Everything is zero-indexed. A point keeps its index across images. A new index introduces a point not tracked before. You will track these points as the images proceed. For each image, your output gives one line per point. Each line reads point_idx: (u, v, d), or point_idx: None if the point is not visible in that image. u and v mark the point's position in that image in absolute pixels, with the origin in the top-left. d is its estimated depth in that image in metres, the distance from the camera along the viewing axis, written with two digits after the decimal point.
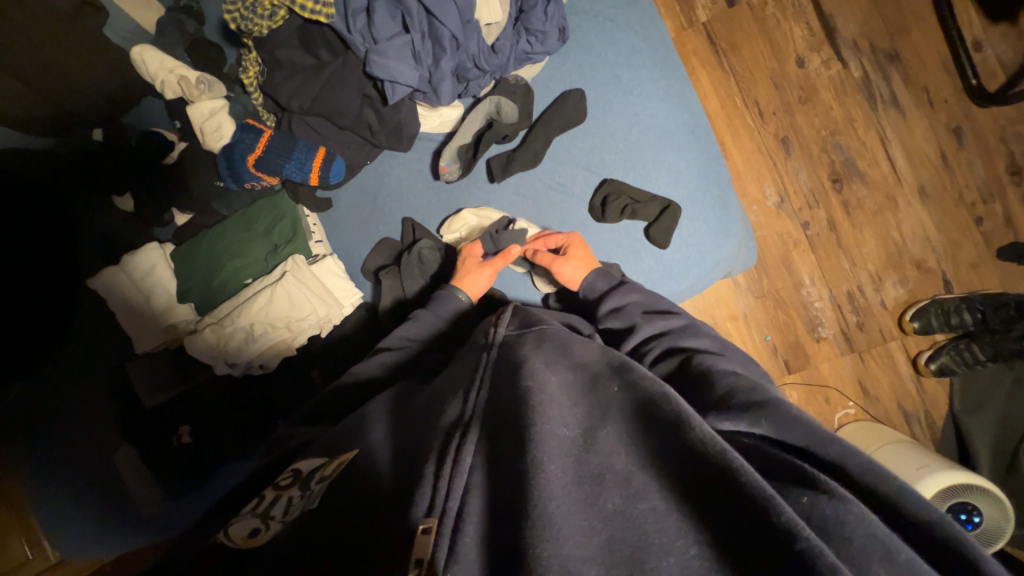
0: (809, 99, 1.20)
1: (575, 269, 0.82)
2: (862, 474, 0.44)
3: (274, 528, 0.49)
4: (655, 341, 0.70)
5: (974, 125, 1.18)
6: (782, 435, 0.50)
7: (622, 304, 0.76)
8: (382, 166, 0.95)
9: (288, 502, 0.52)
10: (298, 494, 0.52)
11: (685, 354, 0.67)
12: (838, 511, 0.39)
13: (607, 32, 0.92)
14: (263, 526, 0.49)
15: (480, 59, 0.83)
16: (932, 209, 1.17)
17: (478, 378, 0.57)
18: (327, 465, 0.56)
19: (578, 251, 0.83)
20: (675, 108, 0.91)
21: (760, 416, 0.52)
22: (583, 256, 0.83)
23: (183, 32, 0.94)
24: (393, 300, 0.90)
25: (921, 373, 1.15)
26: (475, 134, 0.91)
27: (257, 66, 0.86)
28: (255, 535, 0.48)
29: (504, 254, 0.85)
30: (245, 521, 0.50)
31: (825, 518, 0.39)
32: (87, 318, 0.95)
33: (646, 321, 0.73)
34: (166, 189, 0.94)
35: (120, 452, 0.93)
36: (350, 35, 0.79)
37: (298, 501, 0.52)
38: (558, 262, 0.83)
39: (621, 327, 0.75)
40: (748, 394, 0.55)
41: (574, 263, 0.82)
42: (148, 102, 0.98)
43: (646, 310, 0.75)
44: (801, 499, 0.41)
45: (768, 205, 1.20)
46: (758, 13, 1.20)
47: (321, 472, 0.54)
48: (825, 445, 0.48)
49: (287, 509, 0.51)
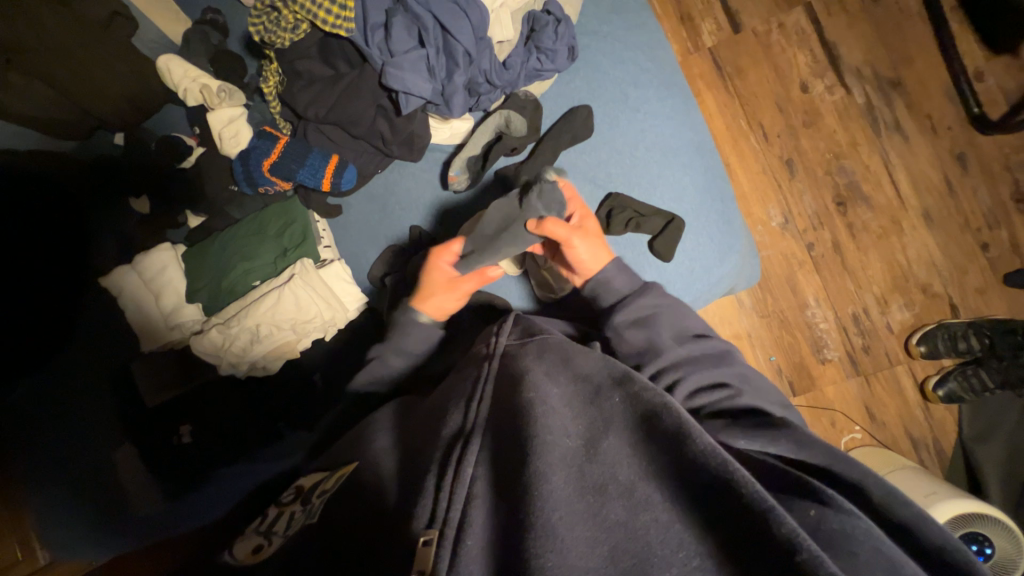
0: (813, 123, 1.22)
1: (592, 250, 0.76)
2: (879, 495, 0.44)
3: (275, 542, 0.55)
4: (677, 368, 0.69)
5: (977, 152, 1.19)
6: (799, 454, 0.51)
7: (649, 313, 0.74)
8: (392, 175, 0.96)
9: (289, 517, 0.59)
10: (298, 509, 0.59)
11: (713, 390, 0.66)
12: (844, 525, 0.38)
13: (615, 52, 0.95)
14: (265, 542, 0.56)
15: (492, 75, 0.86)
16: (937, 234, 1.18)
17: (479, 388, 0.56)
18: (328, 478, 0.61)
19: (592, 229, 0.78)
20: (680, 126, 0.93)
21: (781, 434, 0.53)
22: (598, 234, 0.78)
23: (206, 43, 0.97)
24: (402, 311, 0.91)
25: (929, 399, 1.13)
26: (484, 146, 0.92)
27: (276, 76, 0.90)
28: (257, 551, 0.55)
29: (480, 274, 0.82)
30: (251, 539, 0.57)
31: (832, 530, 0.38)
32: (95, 316, 0.96)
33: (674, 341, 0.71)
34: (182, 192, 0.97)
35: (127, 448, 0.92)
36: (368, 48, 0.82)
37: (298, 515, 0.58)
38: (578, 239, 0.75)
39: (644, 342, 0.72)
40: (767, 420, 0.56)
41: (591, 247, 0.76)
42: (169, 109, 1.02)
43: (668, 333, 0.73)
44: (807, 512, 0.40)
45: (773, 226, 1.21)
46: (763, 39, 1.23)
47: (321, 486, 0.60)
48: (844, 465, 0.47)
49: (287, 525, 0.57)
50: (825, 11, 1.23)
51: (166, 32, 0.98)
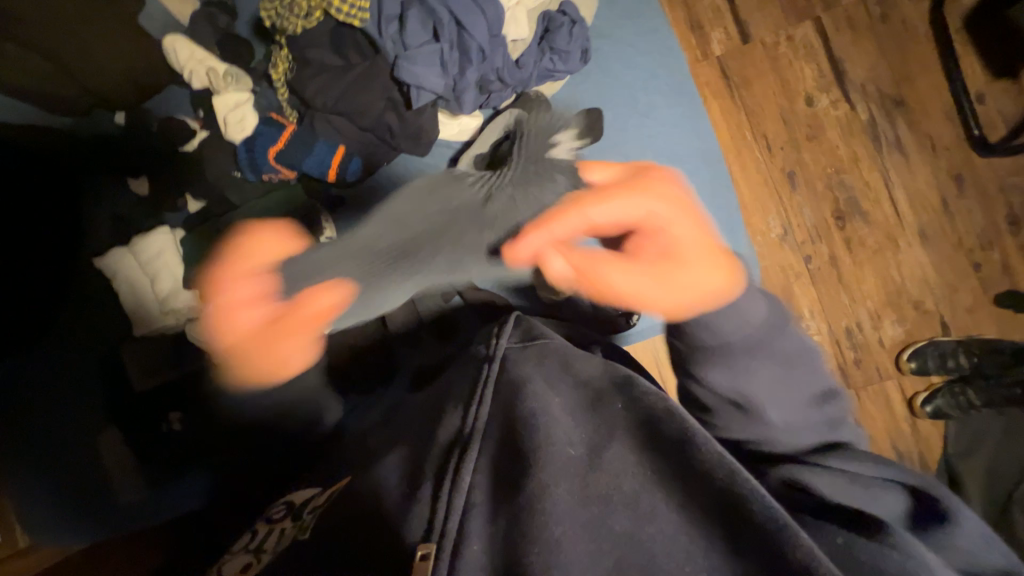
0: (816, 137, 1.23)
1: (683, 294, 0.55)
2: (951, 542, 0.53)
3: (263, 559, 0.56)
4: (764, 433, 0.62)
5: (974, 174, 1.21)
6: (861, 466, 0.60)
7: (750, 369, 0.60)
8: (397, 168, 0.95)
9: (279, 533, 0.59)
10: (289, 524, 0.59)
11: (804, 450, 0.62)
12: (875, 556, 0.43)
13: (627, 56, 0.95)
14: (254, 560, 0.57)
15: (504, 73, 0.86)
16: (931, 252, 1.20)
17: (479, 391, 0.56)
18: (321, 496, 0.61)
19: (684, 255, 0.55)
20: (687, 134, 0.93)
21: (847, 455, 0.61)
22: (692, 267, 0.55)
23: (213, 24, 0.95)
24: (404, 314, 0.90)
25: (916, 415, 1.15)
26: (493, 143, 0.90)
27: (286, 63, 0.88)
28: (248, 568, 0.56)
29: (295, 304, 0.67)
30: (238, 558, 0.59)
31: (858, 558, 0.43)
32: (87, 297, 0.95)
33: (768, 400, 0.61)
34: (183, 176, 0.95)
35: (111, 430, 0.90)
36: (381, 39, 0.82)
37: (290, 530, 0.58)
38: (656, 286, 0.55)
39: (733, 396, 0.61)
40: (821, 449, 0.62)
41: (687, 284, 0.55)
42: (172, 91, 0.99)
43: (770, 394, 0.60)
44: (835, 537, 0.46)
45: (772, 237, 1.21)
46: (771, 52, 1.24)
47: (313, 502, 0.61)
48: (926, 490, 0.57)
49: (277, 540, 0.58)
50: (833, 25, 1.23)
51: (172, 11, 0.97)
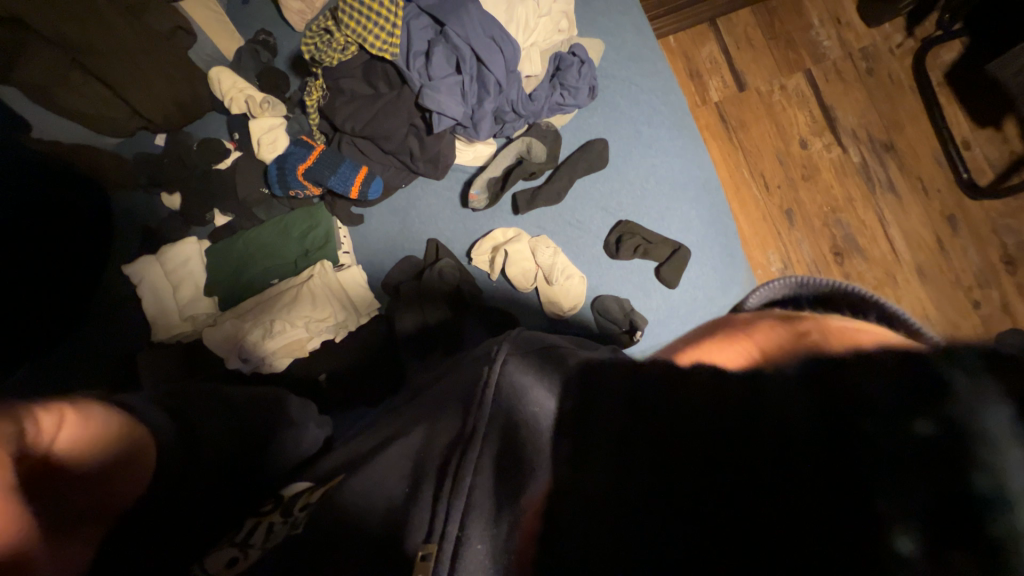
0: (811, 177, 1.29)
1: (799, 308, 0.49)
2: None
3: (250, 556, 0.52)
4: None
5: (966, 214, 1.26)
6: None
7: None
8: (415, 191, 1.01)
9: (268, 527, 0.55)
10: (279, 520, 0.56)
11: None
12: None
13: (631, 94, 1.02)
14: (241, 554, 0.53)
15: (518, 105, 0.94)
16: (930, 289, 1.23)
17: (482, 393, 0.51)
18: (314, 489, 0.58)
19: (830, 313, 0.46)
20: (689, 164, 0.99)
21: None
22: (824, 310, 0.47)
23: (256, 59, 1.06)
24: (415, 326, 0.92)
25: None
26: (505, 168, 0.98)
27: (320, 91, 0.97)
28: (233, 565, 0.52)
29: None
30: (223, 551, 0.54)
31: None
32: (110, 304, 0.98)
33: None
34: (213, 192, 1.01)
35: (55, 412, 0.42)
36: (408, 72, 0.89)
37: (279, 527, 0.55)
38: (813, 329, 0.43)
39: None
40: None
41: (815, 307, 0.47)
42: (211, 116, 1.08)
43: None
44: None
45: (772, 270, 1.26)
46: (766, 98, 1.33)
47: (303, 500, 0.56)
48: None
49: (266, 535, 0.54)
50: (823, 77, 1.33)
51: (219, 49, 1.07)
